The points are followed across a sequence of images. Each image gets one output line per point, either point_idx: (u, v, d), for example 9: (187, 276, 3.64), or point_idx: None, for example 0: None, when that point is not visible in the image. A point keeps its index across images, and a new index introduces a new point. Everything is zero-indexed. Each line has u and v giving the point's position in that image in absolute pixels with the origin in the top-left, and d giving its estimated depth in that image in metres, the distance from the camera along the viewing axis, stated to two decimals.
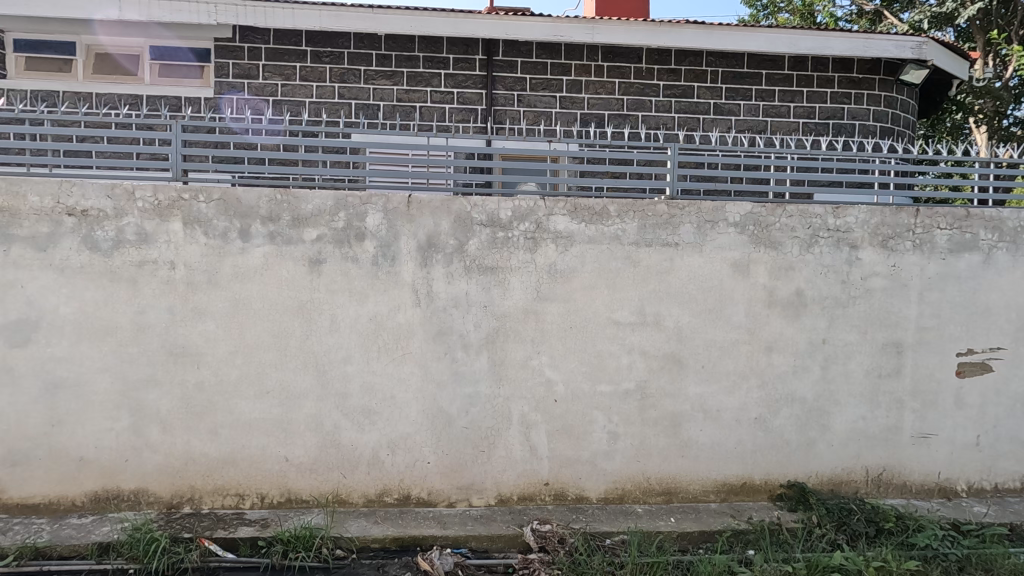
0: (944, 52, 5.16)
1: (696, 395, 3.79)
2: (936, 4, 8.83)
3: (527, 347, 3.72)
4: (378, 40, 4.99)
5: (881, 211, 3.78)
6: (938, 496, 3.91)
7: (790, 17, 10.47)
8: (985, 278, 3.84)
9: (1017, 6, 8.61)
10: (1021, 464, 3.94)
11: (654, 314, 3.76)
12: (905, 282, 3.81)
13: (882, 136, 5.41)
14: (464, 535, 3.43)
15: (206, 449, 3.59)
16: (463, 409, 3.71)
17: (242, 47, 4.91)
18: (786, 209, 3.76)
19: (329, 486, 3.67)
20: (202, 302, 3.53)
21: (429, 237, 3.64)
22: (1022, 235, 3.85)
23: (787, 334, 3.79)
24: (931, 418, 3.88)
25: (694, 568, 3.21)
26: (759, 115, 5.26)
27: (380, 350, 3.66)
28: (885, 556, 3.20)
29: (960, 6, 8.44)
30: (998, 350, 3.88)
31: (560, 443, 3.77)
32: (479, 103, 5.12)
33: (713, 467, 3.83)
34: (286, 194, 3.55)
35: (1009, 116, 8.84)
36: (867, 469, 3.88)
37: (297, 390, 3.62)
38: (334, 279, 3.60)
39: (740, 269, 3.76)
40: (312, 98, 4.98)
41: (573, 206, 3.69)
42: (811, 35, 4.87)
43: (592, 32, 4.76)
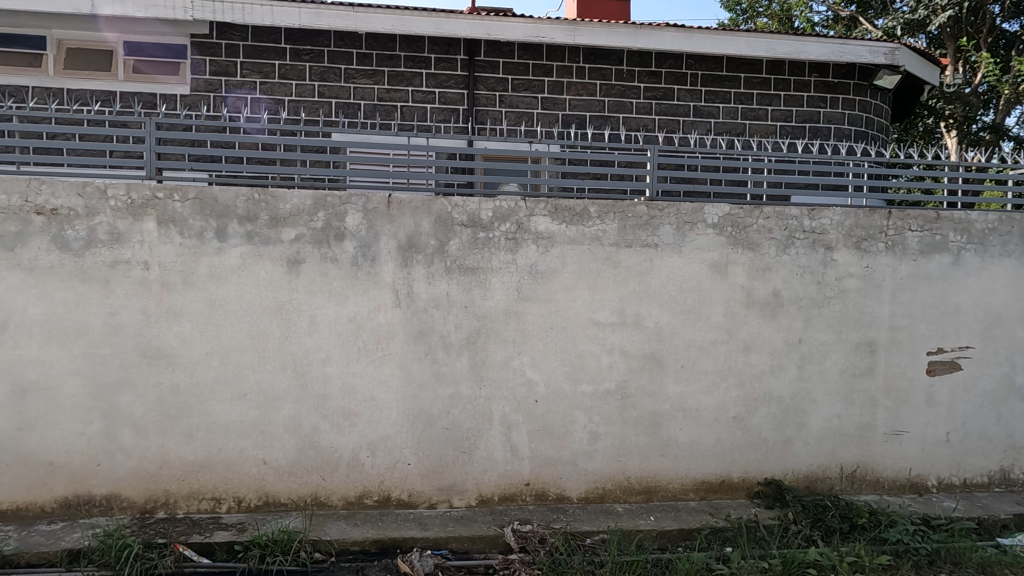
0: (916, 58, 5.29)
1: (675, 395, 3.83)
2: (909, 11, 9.06)
3: (509, 348, 3.72)
4: (358, 38, 4.95)
5: (854, 214, 3.87)
6: (910, 492, 4.00)
7: (768, 22, 10.64)
8: (954, 279, 3.95)
9: (985, 14, 8.85)
10: (989, 460, 4.05)
11: (634, 315, 3.79)
12: (878, 283, 3.90)
13: (856, 139, 5.52)
14: (445, 537, 3.42)
15: (181, 452, 3.53)
16: (444, 410, 3.70)
17: (220, 44, 4.84)
18: (764, 211, 3.82)
19: (308, 488, 3.63)
20: (177, 303, 3.47)
21: (409, 237, 3.62)
22: (989, 237, 3.96)
23: (764, 334, 3.85)
24: (903, 416, 3.97)
25: (672, 567, 3.24)
26: (738, 117, 5.33)
27: (359, 351, 3.63)
28: (858, 552, 3.28)
29: (931, 13, 8.71)
30: (967, 349, 3.98)
31: (540, 443, 3.78)
32: (461, 103, 5.11)
33: (692, 466, 3.87)
34: (264, 194, 3.50)
35: (978, 121, 9.07)
36: (842, 465, 3.96)
37: (276, 392, 3.58)
38: (313, 280, 3.57)
39: (718, 270, 3.81)
40: (291, 97, 4.93)
41: (554, 207, 3.71)
42: (788, 40, 4.95)
43: (573, 34, 4.79)
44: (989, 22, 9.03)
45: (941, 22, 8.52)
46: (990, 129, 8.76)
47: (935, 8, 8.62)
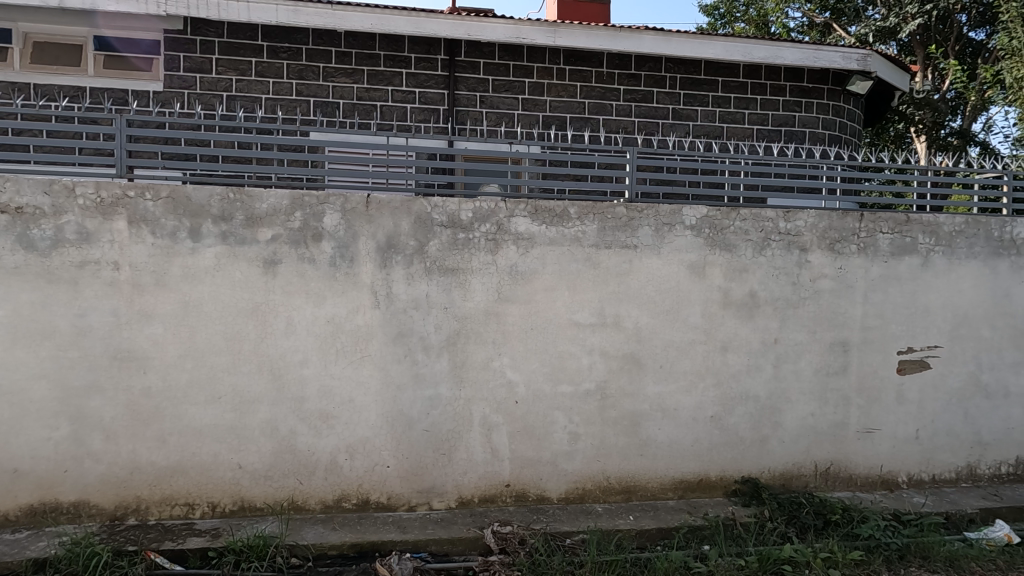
0: (888, 65, 5.42)
1: (654, 395, 3.87)
2: (881, 18, 9.39)
3: (489, 348, 3.72)
4: (337, 37, 4.90)
5: (828, 216, 3.95)
6: (881, 488, 4.10)
7: (745, 26, 10.80)
8: (923, 280, 4.05)
9: (952, 23, 9.13)
10: (957, 456, 4.17)
11: (614, 316, 3.81)
12: (850, 284, 3.98)
13: (830, 143, 5.64)
14: (424, 539, 3.40)
15: (153, 457, 3.45)
16: (423, 412, 3.68)
17: (194, 40, 4.75)
18: (740, 213, 3.88)
19: (284, 492, 3.58)
20: (149, 305, 3.39)
21: (389, 238, 3.60)
22: (957, 240, 4.08)
23: (741, 334, 3.91)
24: (875, 414, 4.06)
25: (651, 565, 3.26)
26: (716, 121, 5.41)
27: (338, 352, 3.59)
28: (831, 548, 3.35)
29: (901, 20, 9.05)
30: (935, 348, 4.09)
31: (521, 443, 3.78)
32: (441, 104, 5.09)
33: (671, 466, 3.91)
34: (240, 193, 3.45)
35: (946, 127, 9.34)
36: (816, 463, 4.03)
37: (252, 395, 3.52)
38: (290, 280, 3.52)
39: (696, 271, 3.86)
40: (268, 95, 4.86)
41: (534, 208, 3.72)
42: (764, 44, 5.04)
43: (553, 35, 4.81)
44: (956, 31, 9.32)
45: (910, 29, 8.83)
46: (958, 134, 9.04)
47: (905, 15, 8.96)
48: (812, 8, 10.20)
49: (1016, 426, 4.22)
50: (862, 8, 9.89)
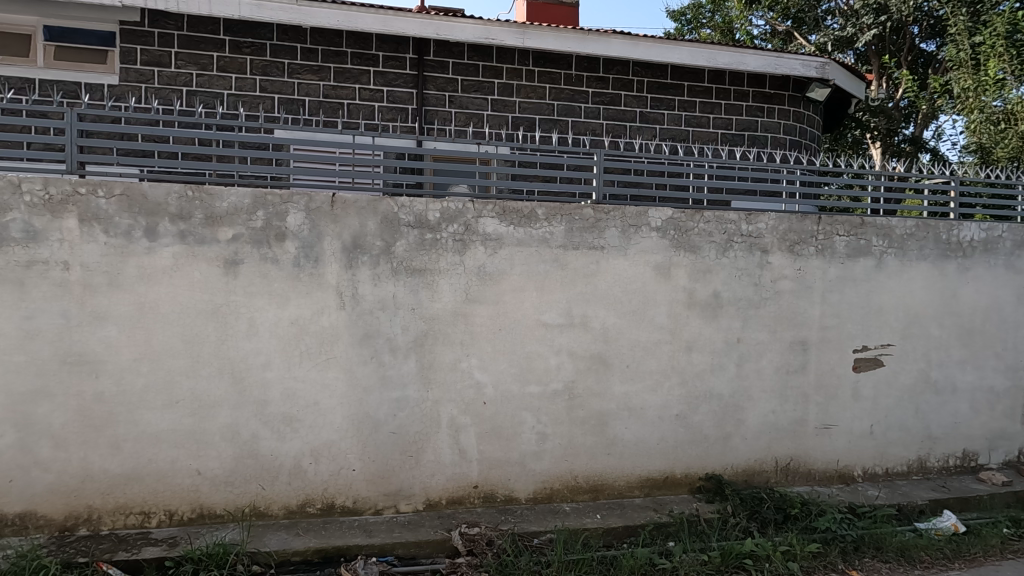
0: (844, 73, 5.63)
1: (621, 394, 3.91)
2: (840, 28, 9.77)
3: (457, 350, 3.70)
4: (303, 32, 4.81)
5: (788, 219, 4.07)
6: (838, 482, 4.24)
7: (711, 33, 11.11)
8: (877, 281, 4.21)
9: (905, 35, 9.50)
10: (908, 450, 4.34)
11: (581, 316, 3.85)
12: (809, 285, 4.11)
13: (791, 148, 5.82)
14: (390, 543, 3.35)
15: (106, 465, 3.32)
16: (390, 414, 3.64)
17: (152, 33, 4.60)
18: (704, 215, 3.96)
19: (246, 498, 3.49)
20: (101, 306, 3.26)
21: (354, 238, 3.55)
22: (908, 242, 4.25)
23: (705, 334, 4.00)
24: (833, 410, 4.20)
25: (617, 563, 3.30)
26: (682, 124, 5.52)
27: (302, 354, 3.52)
28: (790, 541, 3.46)
29: (858, 30, 9.46)
30: (888, 346, 4.26)
31: (488, 444, 3.77)
32: (410, 103, 5.05)
33: (638, 464, 3.96)
34: (199, 192, 3.35)
35: (899, 134, 9.75)
36: (777, 459, 4.14)
37: (213, 398, 3.42)
38: (252, 281, 3.43)
39: (662, 272, 3.93)
40: (231, 90, 4.74)
41: (502, 209, 3.73)
42: (728, 50, 5.16)
43: (523, 37, 4.83)
44: (909, 42, 9.72)
45: (866, 39, 9.22)
46: (910, 141, 9.47)
47: (862, 26, 9.36)
48: (774, 16, 10.51)
49: (963, 420, 4.43)
50: (821, 17, 10.13)
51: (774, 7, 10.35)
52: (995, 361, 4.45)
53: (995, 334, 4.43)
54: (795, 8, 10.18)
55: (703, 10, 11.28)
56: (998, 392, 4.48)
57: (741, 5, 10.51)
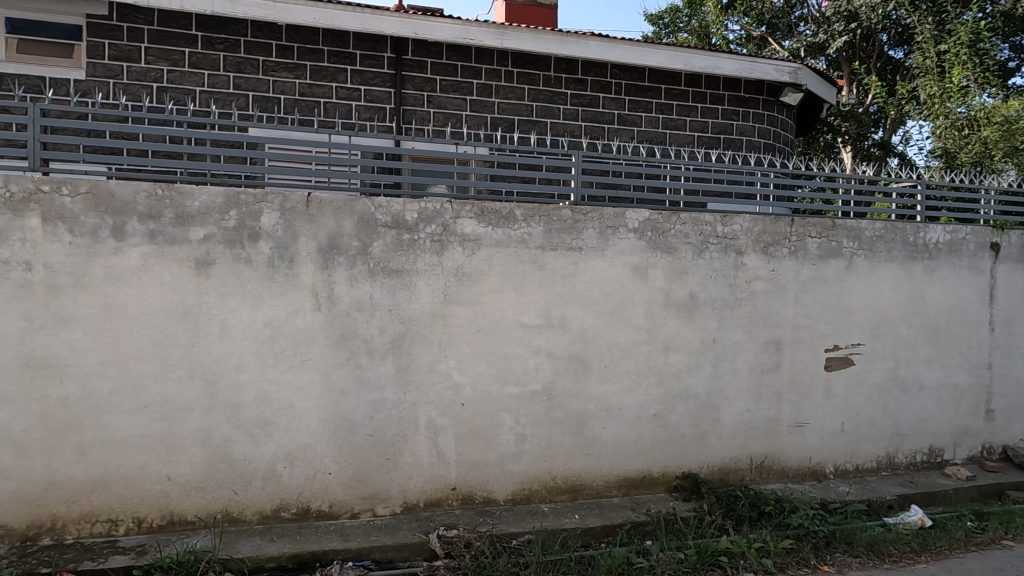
0: (816, 79, 5.76)
1: (599, 395, 3.94)
2: (812, 34, 10.04)
3: (435, 351, 3.68)
4: (278, 30, 4.74)
5: (762, 221, 4.14)
6: (810, 479, 4.32)
7: (688, 37, 11.29)
8: (848, 281, 4.31)
9: (874, 42, 9.74)
10: (878, 447, 4.45)
11: (560, 317, 3.86)
12: (782, 285, 4.19)
13: (765, 152, 5.92)
14: (367, 547, 3.31)
15: (71, 472, 3.22)
16: (367, 416, 3.60)
17: (121, 27, 4.48)
18: (681, 217, 4.01)
19: (218, 504, 3.42)
20: (66, 308, 3.16)
21: (330, 238, 3.51)
22: (877, 244, 4.36)
23: (682, 334, 4.05)
24: (805, 408, 4.28)
25: (595, 563, 3.31)
26: (659, 127, 5.58)
27: (277, 356, 3.46)
28: (765, 538, 3.52)
29: (830, 37, 9.70)
30: (859, 345, 4.36)
31: (467, 446, 3.76)
32: (388, 102, 5.00)
33: (615, 464, 3.99)
34: (169, 191, 3.27)
35: (869, 139, 10.01)
36: (752, 457, 4.21)
37: (184, 402, 3.34)
38: (224, 281, 3.37)
39: (639, 273, 3.96)
40: (203, 87, 4.64)
41: (480, 210, 3.72)
42: (704, 54, 5.23)
43: (502, 37, 4.83)
44: (879, 49, 9.96)
45: (837, 46, 9.50)
46: (879, 145, 9.81)
47: (833, 32, 9.64)
48: (749, 21, 10.74)
49: (929, 417, 4.56)
50: (794, 24, 10.44)
51: (749, 13, 10.58)
52: (959, 359, 4.59)
53: (959, 333, 4.57)
54: (770, 14, 10.51)
55: (680, 15, 11.41)
56: (963, 390, 4.62)
57: (716, 10, 10.76)
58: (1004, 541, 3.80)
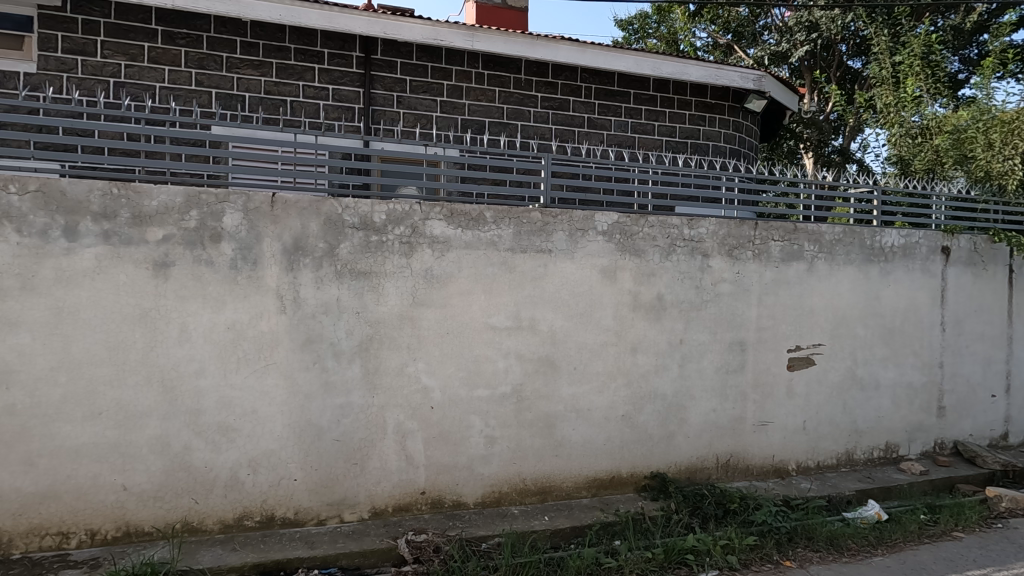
0: (778, 86, 5.92)
1: (569, 396, 3.96)
2: (776, 43, 10.34)
3: (403, 354, 3.64)
4: (242, 26, 4.63)
5: (727, 224, 4.24)
6: (773, 476, 4.43)
7: (658, 43, 11.55)
8: (809, 283, 4.44)
9: (834, 51, 10.08)
10: (837, 444, 4.59)
11: (529, 319, 3.86)
12: (746, 287, 4.29)
13: (731, 157, 6.06)
14: (334, 554, 3.25)
15: (18, 484, 3.06)
16: (334, 421, 3.54)
17: (76, 19, 4.30)
18: (649, 220, 4.07)
19: (177, 514, 3.31)
20: (13, 312, 3.01)
21: (296, 240, 3.44)
22: (836, 247, 4.50)
23: (650, 336, 4.10)
24: (769, 407, 4.39)
25: (564, 564, 3.32)
26: (628, 131, 5.65)
27: (239, 360, 3.37)
28: (729, 535, 3.58)
29: (792, 46, 10.03)
30: (819, 346, 4.49)
31: (436, 449, 3.72)
32: (356, 102, 4.94)
33: (585, 465, 4.01)
34: (126, 190, 3.16)
35: (829, 146, 10.34)
36: (717, 456, 4.29)
37: (140, 408, 3.22)
38: (184, 283, 3.26)
39: (608, 276, 4.00)
40: (163, 83, 4.50)
41: (450, 211, 3.70)
42: (671, 60, 5.33)
43: (471, 39, 4.83)
44: (838, 58, 10.30)
45: (799, 55, 9.79)
46: (839, 151, 10.12)
47: (795, 42, 9.95)
48: (716, 29, 11.02)
49: (885, 414, 4.73)
50: (758, 33, 10.72)
51: (716, 20, 10.83)
52: (913, 358, 4.77)
53: (912, 333, 4.75)
54: (735, 22, 10.78)
55: (649, 21, 11.67)
56: (916, 388, 4.80)
57: (685, 18, 11.03)
58: (955, 532, 3.95)
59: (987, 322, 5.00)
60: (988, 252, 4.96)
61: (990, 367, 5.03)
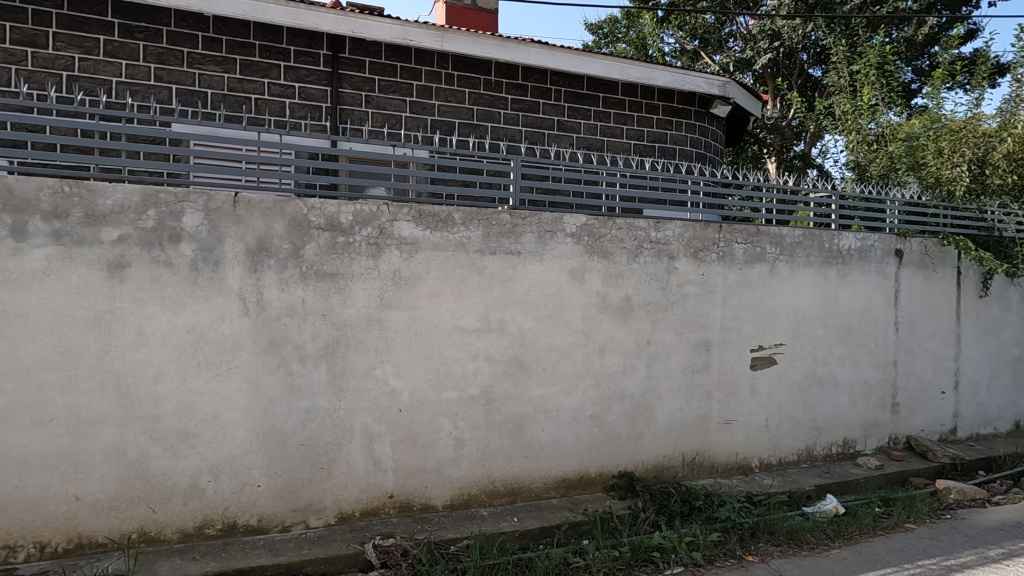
0: (742, 92, 6.06)
1: (538, 397, 3.97)
2: (740, 50, 10.63)
3: (370, 356, 3.59)
4: (204, 21, 4.50)
5: (692, 227, 4.32)
6: (737, 473, 4.53)
7: (627, 48, 11.79)
8: (771, 284, 4.56)
9: (796, 60, 10.39)
10: (798, 440, 4.73)
11: (498, 320, 3.87)
12: (711, 289, 4.38)
13: (697, 160, 6.18)
14: (299, 560, 3.18)
15: None
16: (299, 425, 3.47)
17: (26, 9, 4.11)
18: (616, 222, 4.12)
19: (134, 523, 3.19)
20: None
21: (259, 241, 3.36)
22: (797, 250, 4.64)
23: (617, 336, 4.15)
24: (733, 406, 4.49)
25: (532, 565, 3.33)
26: (597, 134, 5.71)
27: (199, 365, 3.28)
28: (694, 532, 3.65)
29: (756, 54, 10.31)
30: (781, 345, 4.62)
31: (404, 453, 3.69)
32: (324, 101, 4.86)
33: (554, 466, 4.03)
34: (80, 189, 3.04)
35: (791, 151, 10.69)
36: (683, 454, 4.37)
37: (94, 415, 3.10)
38: (141, 285, 3.15)
39: (577, 277, 4.03)
40: (120, 78, 4.35)
41: (418, 213, 3.67)
42: (639, 65, 5.41)
43: (441, 40, 4.80)
44: (799, 66, 10.60)
45: (762, 62, 10.07)
46: (800, 157, 10.47)
47: (759, 49, 10.21)
48: (684, 35, 11.33)
49: (843, 411, 4.89)
50: (724, 40, 10.98)
51: (683, 26, 11.15)
52: (868, 357, 4.95)
53: (868, 333, 4.93)
54: (702, 29, 11.05)
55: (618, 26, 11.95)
56: (872, 385, 4.98)
57: (653, 23, 11.39)
58: (907, 524, 4.11)
59: (937, 322, 5.22)
60: (938, 255, 5.18)
61: (939, 365, 5.26)
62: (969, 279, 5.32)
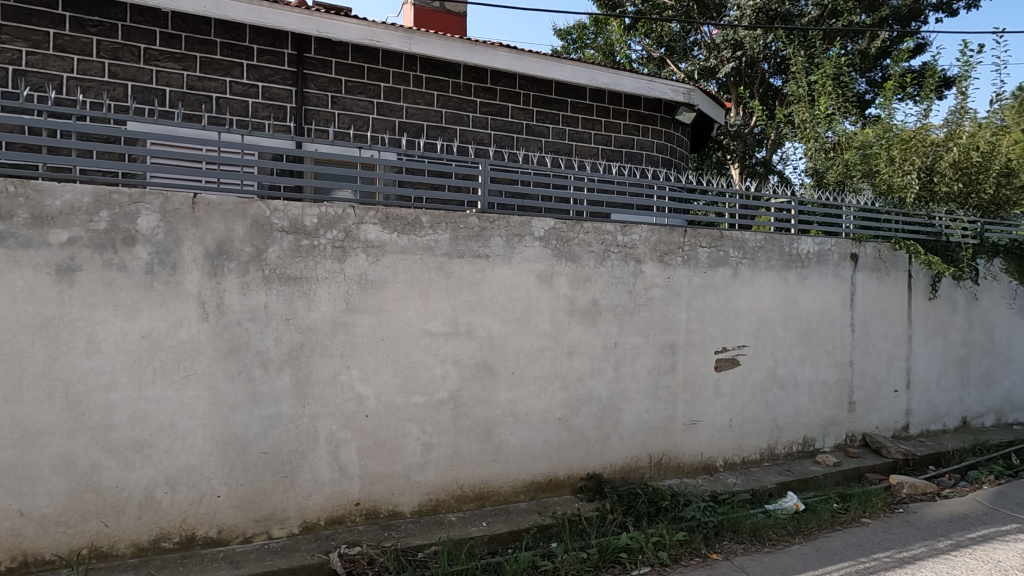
0: (705, 99, 6.20)
1: (506, 401, 3.96)
2: (704, 59, 10.91)
3: (336, 361, 3.52)
4: (162, 16, 4.36)
5: (658, 231, 4.39)
6: (703, 472, 4.61)
7: (595, 53, 12.16)
8: (733, 287, 4.66)
9: (757, 69, 10.64)
10: (760, 439, 4.84)
11: (466, 324, 3.85)
12: (677, 292, 4.46)
13: (663, 166, 6.29)
14: (261, 571, 3.09)
15: None
16: (260, 433, 3.38)
17: None
18: (584, 226, 4.15)
19: (84, 539, 3.05)
20: None
21: (220, 243, 3.26)
22: (758, 254, 4.75)
23: (585, 339, 4.18)
24: (698, 406, 4.57)
25: (500, 569, 3.31)
26: (566, 139, 5.75)
27: (155, 372, 3.16)
28: (661, 532, 3.70)
29: (719, 62, 10.59)
30: (744, 347, 4.72)
31: (370, 459, 3.63)
32: (288, 101, 4.76)
33: (523, 469, 4.03)
34: (27, 189, 2.89)
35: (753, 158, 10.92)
36: (650, 454, 4.43)
37: (40, 426, 2.94)
38: (92, 290, 3.02)
39: (545, 280, 4.05)
40: (71, 74, 4.17)
41: (385, 215, 3.62)
42: (606, 71, 5.48)
43: (409, 42, 4.77)
44: (760, 75, 10.88)
45: (724, 71, 10.30)
46: (761, 163, 10.71)
47: (722, 58, 10.46)
48: (650, 43, 11.53)
49: (802, 410, 5.03)
50: (689, 48, 11.22)
51: (650, 34, 11.35)
52: (826, 357, 5.11)
53: (826, 334, 5.09)
54: (668, 37, 11.24)
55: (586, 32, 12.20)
56: (829, 384, 5.14)
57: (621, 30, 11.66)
58: (862, 519, 4.26)
59: (889, 324, 5.42)
60: (890, 259, 5.38)
61: (892, 364, 5.46)
62: (920, 281, 5.55)
